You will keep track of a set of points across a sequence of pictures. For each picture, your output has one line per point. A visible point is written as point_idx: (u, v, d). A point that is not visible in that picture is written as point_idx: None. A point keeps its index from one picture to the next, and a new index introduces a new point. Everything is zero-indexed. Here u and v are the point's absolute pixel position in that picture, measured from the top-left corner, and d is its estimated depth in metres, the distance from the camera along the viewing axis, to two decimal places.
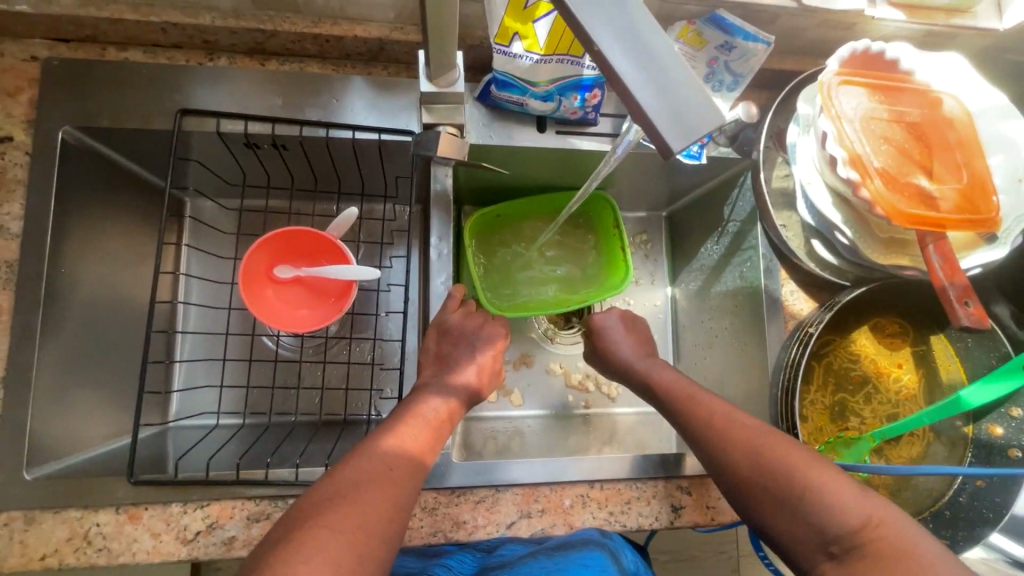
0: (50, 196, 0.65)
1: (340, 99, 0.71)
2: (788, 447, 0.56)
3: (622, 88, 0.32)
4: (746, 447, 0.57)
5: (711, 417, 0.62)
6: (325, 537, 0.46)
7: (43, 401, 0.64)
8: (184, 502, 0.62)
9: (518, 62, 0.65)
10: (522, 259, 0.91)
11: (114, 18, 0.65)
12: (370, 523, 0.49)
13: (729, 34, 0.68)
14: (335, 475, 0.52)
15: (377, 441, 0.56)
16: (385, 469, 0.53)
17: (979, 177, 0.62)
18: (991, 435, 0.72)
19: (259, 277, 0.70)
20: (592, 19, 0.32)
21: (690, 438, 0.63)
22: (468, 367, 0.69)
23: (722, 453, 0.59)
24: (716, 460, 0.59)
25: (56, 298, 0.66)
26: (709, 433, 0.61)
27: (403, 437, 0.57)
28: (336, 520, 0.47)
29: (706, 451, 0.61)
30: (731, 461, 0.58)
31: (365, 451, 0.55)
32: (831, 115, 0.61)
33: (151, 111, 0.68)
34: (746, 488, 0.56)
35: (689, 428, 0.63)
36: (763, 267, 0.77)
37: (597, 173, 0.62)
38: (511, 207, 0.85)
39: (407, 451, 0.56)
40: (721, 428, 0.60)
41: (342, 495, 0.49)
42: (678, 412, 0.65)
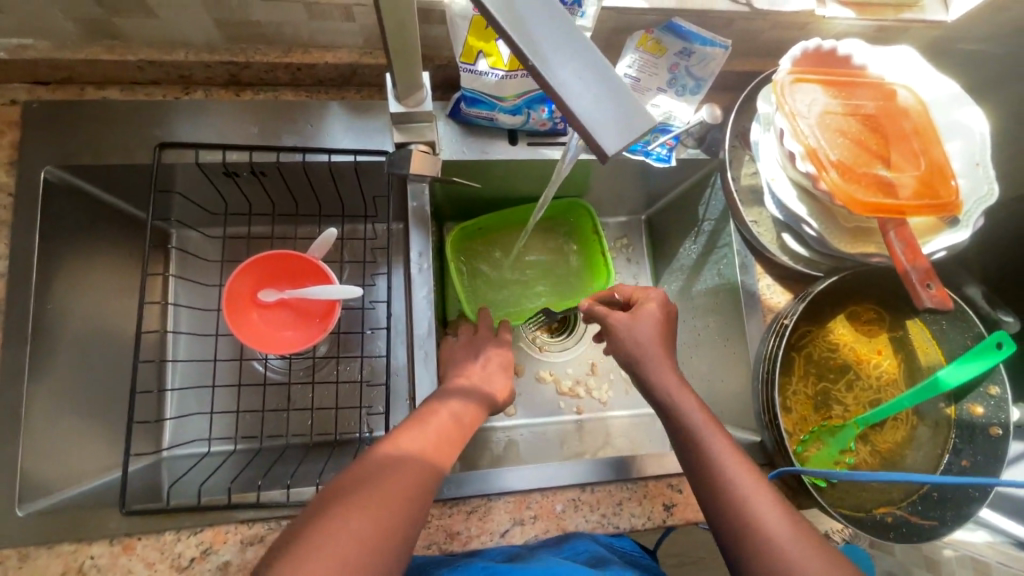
0: (33, 235, 0.66)
1: (316, 124, 0.73)
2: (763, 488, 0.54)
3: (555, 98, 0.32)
4: (766, 515, 0.52)
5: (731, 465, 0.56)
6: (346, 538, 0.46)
7: (33, 438, 0.64)
8: (177, 530, 0.62)
9: (484, 79, 0.67)
10: (511, 274, 0.93)
11: (90, 60, 0.67)
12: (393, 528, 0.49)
13: (687, 41, 0.72)
14: (363, 479, 0.51)
15: (408, 447, 0.56)
16: (411, 482, 0.53)
17: (935, 163, 0.64)
18: (973, 415, 0.73)
19: (244, 300, 0.71)
20: (524, 31, 0.33)
21: (701, 476, 0.57)
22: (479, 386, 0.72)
23: (733, 510, 0.53)
24: (720, 511, 0.54)
25: (43, 334, 0.67)
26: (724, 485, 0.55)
27: (433, 445, 0.58)
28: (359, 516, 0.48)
29: (715, 501, 0.55)
30: (737, 520, 0.53)
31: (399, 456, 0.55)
32: (786, 113, 0.63)
33: (132, 146, 0.69)
34: (734, 541, 0.52)
35: (702, 469, 0.57)
36: (737, 263, 0.79)
37: (554, 177, 0.61)
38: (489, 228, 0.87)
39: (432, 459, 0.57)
40: (745, 484, 0.54)
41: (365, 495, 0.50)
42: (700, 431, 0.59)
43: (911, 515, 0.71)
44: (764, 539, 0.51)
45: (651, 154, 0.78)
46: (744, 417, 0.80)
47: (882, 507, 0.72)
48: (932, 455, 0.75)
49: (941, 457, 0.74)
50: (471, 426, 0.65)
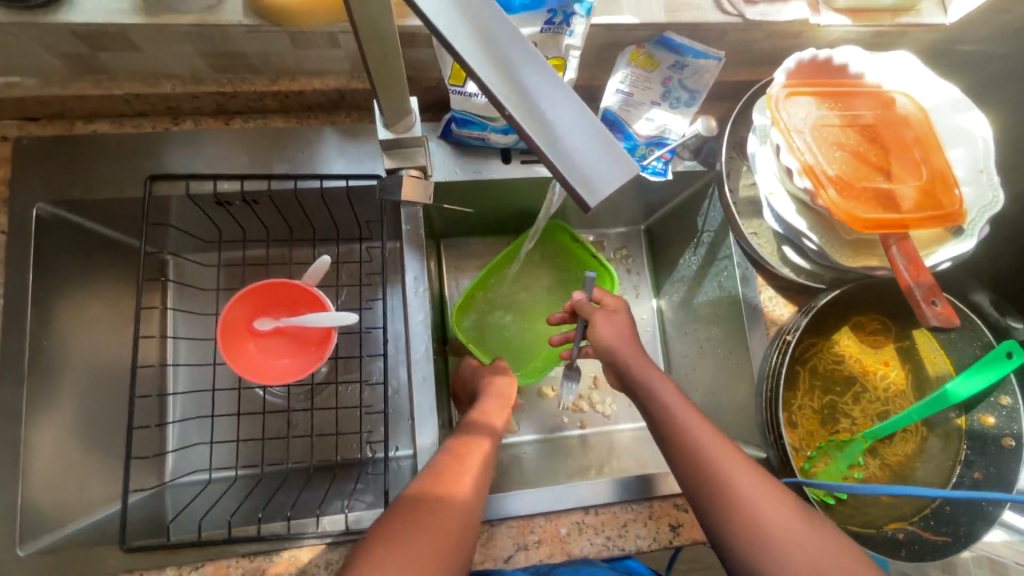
0: (28, 273, 0.66)
1: (308, 151, 0.72)
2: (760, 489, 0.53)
3: (531, 141, 0.31)
4: (773, 521, 0.51)
5: (738, 474, 0.54)
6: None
7: (33, 476, 0.64)
8: (178, 565, 0.62)
9: (473, 101, 0.66)
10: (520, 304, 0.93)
11: (79, 95, 0.67)
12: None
13: (679, 54, 0.71)
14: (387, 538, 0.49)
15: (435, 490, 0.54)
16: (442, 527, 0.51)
17: (938, 171, 0.63)
18: (984, 426, 0.71)
19: (240, 331, 0.71)
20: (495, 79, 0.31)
21: (707, 484, 0.54)
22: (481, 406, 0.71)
23: (729, 512, 0.53)
24: (715, 512, 0.53)
25: (41, 371, 0.67)
26: (731, 493, 0.53)
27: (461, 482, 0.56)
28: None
29: (721, 511, 0.53)
30: (745, 531, 0.51)
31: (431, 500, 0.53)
32: (781, 128, 0.62)
33: (123, 180, 0.69)
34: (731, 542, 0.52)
35: (703, 474, 0.55)
36: (738, 276, 0.78)
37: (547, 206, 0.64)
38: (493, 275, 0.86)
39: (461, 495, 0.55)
40: (745, 485, 0.53)
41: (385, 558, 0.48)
42: (703, 438, 0.57)
43: (923, 531, 0.69)
44: (769, 543, 0.50)
45: (647, 168, 0.76)
46: (749, 433, 0.78)
47: (893, 523, 0.71)
48: (943, 467, 0.73)
49: (953, 469, 0.72)
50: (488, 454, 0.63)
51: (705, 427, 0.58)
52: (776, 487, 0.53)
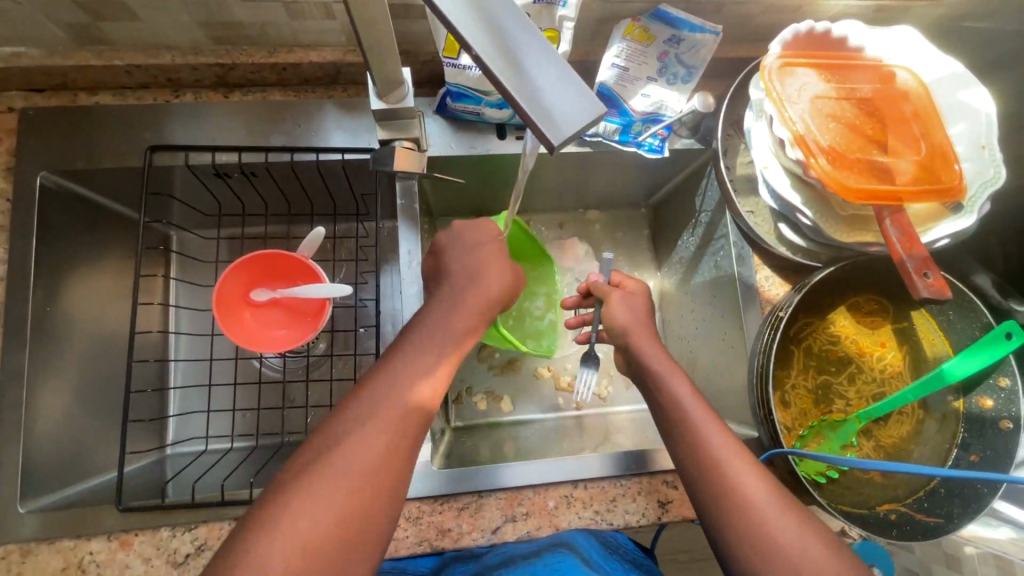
0: (30, 239, 0.67)
1: (305, 124, 0.73)
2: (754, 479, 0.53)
3: (501, 85, 0.31)
4: (766, 511, 0.51)
5: (741, 467, 0.53)
6: (307, 505, 0.45)
7: (34, 437, 0.66)
8: (172, 526, 0.63)
9: (467, 73, 0.67)
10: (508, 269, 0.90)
11: (81, 65, 0.68)
12: (363, 492, 0.47)
13: (675, 27, 0.71)
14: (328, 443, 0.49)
15: (382, 384, 0.53)
16: (383, 423, 0.50)
17: (937, 147, 0.61)
18: (982, 408, 0.70)
19: (236, 301, 0.72)
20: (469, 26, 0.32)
21: (703, 470, 0.54)
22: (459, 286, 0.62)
23: (723, 499, 0.52)
24: (709, 498, 0.53)
25: (44, 336, 0.68)
26: (735, 490, 0.52)
27: (415, 377, 0.54)
28: (328, 483, 0.47)
29: (715, 498, 0.53)
30: (744, 527, 0.51)
31: (372, 398, 0.51)
32: (775, 99, 0.61)
33: (124, 150, 0.70)
34: (722, 529, 0.52)
35: (701, 461, 0.55)
36: (734, 254, 0.77)
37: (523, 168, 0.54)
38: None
39: (411, 391, 0.53)
40: (740, 474, 0.53)
41: (328, 459, 0.48)
42: (710, 433, 0.56)
43: (916, 513, 0.68)
44: (761, 533, 0.50)
45: (642, 145, 0.76)
46: (742, 412, 0.78)
47: (886, 503, 0.70)
48: (939, 450, 0.72)
49: (948, 451, 0.72)
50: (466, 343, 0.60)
51: (712, 420, 0.57)
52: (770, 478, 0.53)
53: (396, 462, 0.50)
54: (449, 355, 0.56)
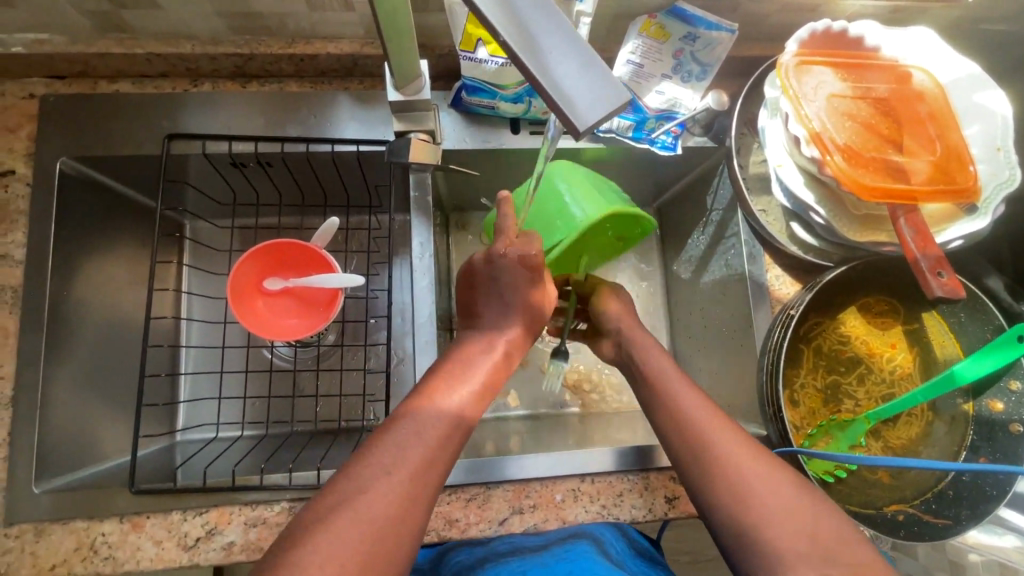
0: (49, 224, 0.68)
1: (320, 115, 0.74)
2: (755, 467, 0.52)
3: (527, 71, 0.32)
4: (769, 499, 0.50)
5: (723, 439, 0.55)
6: (353, 521, 0.44)
7: (49, 419, 0.66)
8: (183, 510, 0.64)
9: (483, 67, 0.67)
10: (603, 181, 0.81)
11: (103, 53, 0.69)
12: (408, 504, 0.47)
13: (692, 25, 0.71)
14: (365, 457, 0.49)
15: (422, 404, 0.54)
16: (426, 440, 0.51)
17: (952, 148, 0.61)
18: (993, 411, 0.70)
19: (249, 289, 0.72)
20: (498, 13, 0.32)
21: (702, 463, 0.54)
22: (500, 317, 0.63)
23: (724, 489, 0.52)
24: (709, 490, 0.53)
25: (60, 320, 0.69)
26: (719, 457, 0.54)
27: (448, 393, 0.56)
28: (370, 498, 0.46)
29: (716, 489, 0.53)
30: (733, 492, 0.52)
31: (412, 417, 0.52)
32: (791, 96, 0.61)
33: (142, 138, 0.71)
34: (726, 520, 0.51)
35: (699, 453, 0.55)
36: (745, 253, 0.77)
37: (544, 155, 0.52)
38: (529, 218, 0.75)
39: (448, 409, 0.54)
40: (739, 463, 0.53)
41: (370, 477, 0.47)
42: (690, 410, 0.58)
43: (924, 514, 0.68)
44: (765, 519, 0.49)
45: (655, 142, 0.77)
46: (749, 411, 0.78)
47: (894, 505, 0.70)
48: (948, 452, 0.72)
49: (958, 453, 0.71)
50: (500, 375, 0.61)
51: (705, 410, 0.58)
52: (770, 464, 0.53)
53: (431, 477, 0.49)
54: (469, 372, 0.58)
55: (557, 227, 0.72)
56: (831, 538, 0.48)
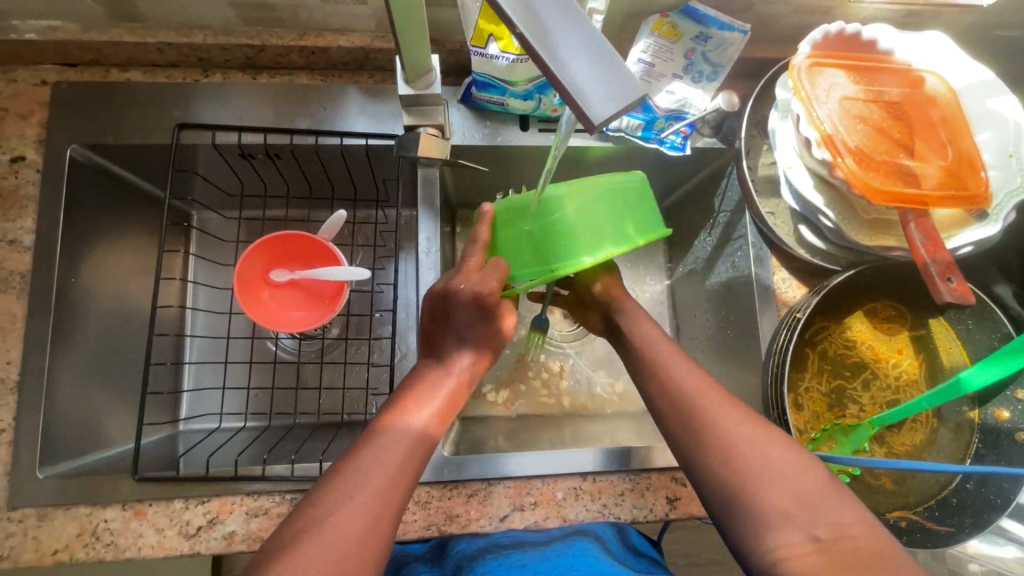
0: (59, 211, 0.69)
1: (329, 108, 0.74)
2: (755, 444, 0.51)
3: (543, 62, 0.32)
4: (770, 474, 0.50)
5: (723, 416, 0.54)
6: (321, 551, 0.46)
7: (54, 405, 0.67)
8: (186, 498, 0.64)
9: (495, 63, 0.67)
10: (632, 187, 0.63)
11: (115, 41, 0.69)
12: (376, 525, 0.49)
13: (704, 25, 0.70)
14: (331, 481, 0.50)
15: (383, 428, 0.55)
16: (387, 463, 0.52)
17: (964, 153, 0.61)
18: (999, 419, 0.70)
19: (255, 280, 0.72)
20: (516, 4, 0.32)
21: (701, 439, 0.53)
22: (454, 346, 0.63)
23: (723, 464, 0.51)
24: (708, 465, 0.52)
25: (67, 306, 0.69)
26: (712, 424, 0.53)
27: (410, 415, 0.57)
28: (336, 525, 0.47)
29: (715, 463, 0.52)
30: (726, 460, 0.51)
31: (375, 440, 0.53)
32: (803, 97, 0.61)
33: (152, 127, 0.71)
34: (724, 497, 0.51)
35: (698, 429, 0.54)
36: (752, 255, 0.77)
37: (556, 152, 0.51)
38: (514, 241, 0.66)
39: (411, 430, 0.55)
40: (739, 437, 0.52)
41: (337, 505, 0.48)
42: (679, 379, 0.57)
43: (927, 521, 0.68)
44: (765, 495, 0.49)
45: (665, 142, 0.77)
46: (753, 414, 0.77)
47: (896, 511, 0.70)
48: (953, 459, 0.72)
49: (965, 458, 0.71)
50: (460, 395, 0.62)
51: (703, 388, 0.57)
52: (772, 439, 0.52)
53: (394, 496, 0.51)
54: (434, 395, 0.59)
55: (539, 262, 0.63)
56: (823, 505, 0.48)
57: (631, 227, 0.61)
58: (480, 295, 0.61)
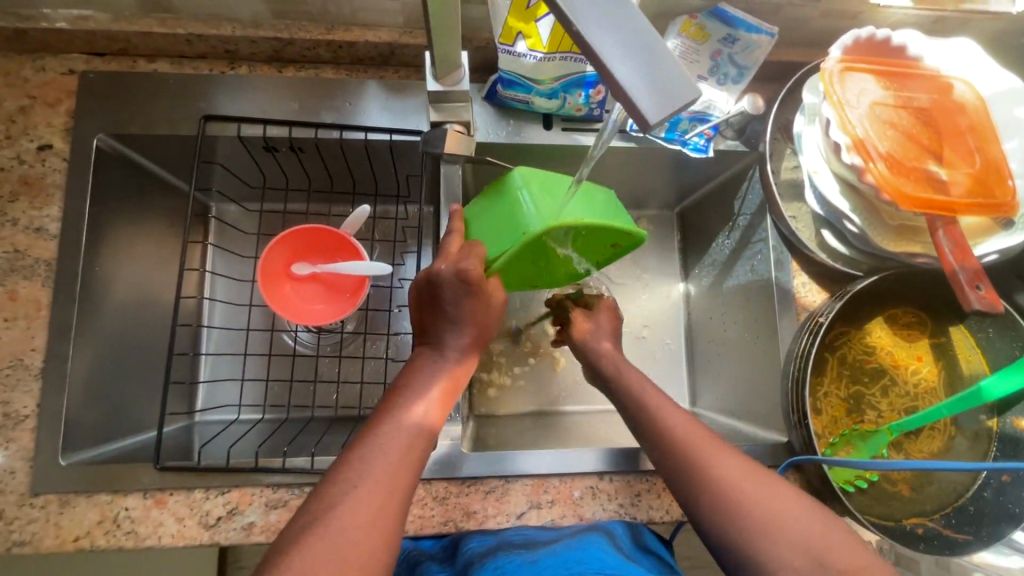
0: (85, 200, 0.69)
1: (355, 103, 0.74)
2: (755, 484, 0.53)
3: (599, 63, 0.32)
4: (771, 513, 0.51)
5: (719, 457, 0.55)
6: (328, 548, 0.46)
7: (77, 393, 0.67)
8: (206, 488, 0.64)
9: (522, 61, 0.66)
10: (598, 193, 0.70)
11: (144, 32, 0.70)
12: (384, 520, 0.49)
13: (732, 27, 0.70)
14: (340, 484, 0.50)
15: (382, 420, 0.55)
16: (389, 460, 0.52)
17: (992, 161, 0.61)
18: (1017, 427, 0.70)
19: (277, 273, 0.73)
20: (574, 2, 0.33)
21: (700, 482, 0.54)
22: (447, 332, 0.61)
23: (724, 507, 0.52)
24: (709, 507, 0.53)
25: (91, 295, 0.69)
26: (708, 469, 0.54)
27: (412, 405, 0.56)
28: (343, 520, 0.47)
29: (716, 505, 0.53)
30: (725, 505, 0.52)
31: (374, 434, 0.53)
32: (834, 102, 0.61)
33: (179, 118, 0.72)
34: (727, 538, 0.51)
35: (696, 473, 0.55)
36: (773, 259, 0.76)
37: (592, 156, 0.52)
38: (482, 224, 0.69)
39: (413, 422, 0.55)
40: (737, 478, 0.54)
41: (342, 500, 0.49)
42: (677, 423, 0.59)
43: (944, 528, 0.68)
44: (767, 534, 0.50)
45: (688, 143, 0.77)
46: (769, 418, 0.77)
47: (914, 518, 0.69)
48: None
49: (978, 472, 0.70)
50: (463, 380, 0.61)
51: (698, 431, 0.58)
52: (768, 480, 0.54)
53: (400, 488, 0.51)
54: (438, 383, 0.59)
55: (508, 233, 0.66)
56: (827, 544, 0.50)
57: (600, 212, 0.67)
58: (465, 273, 0.60)
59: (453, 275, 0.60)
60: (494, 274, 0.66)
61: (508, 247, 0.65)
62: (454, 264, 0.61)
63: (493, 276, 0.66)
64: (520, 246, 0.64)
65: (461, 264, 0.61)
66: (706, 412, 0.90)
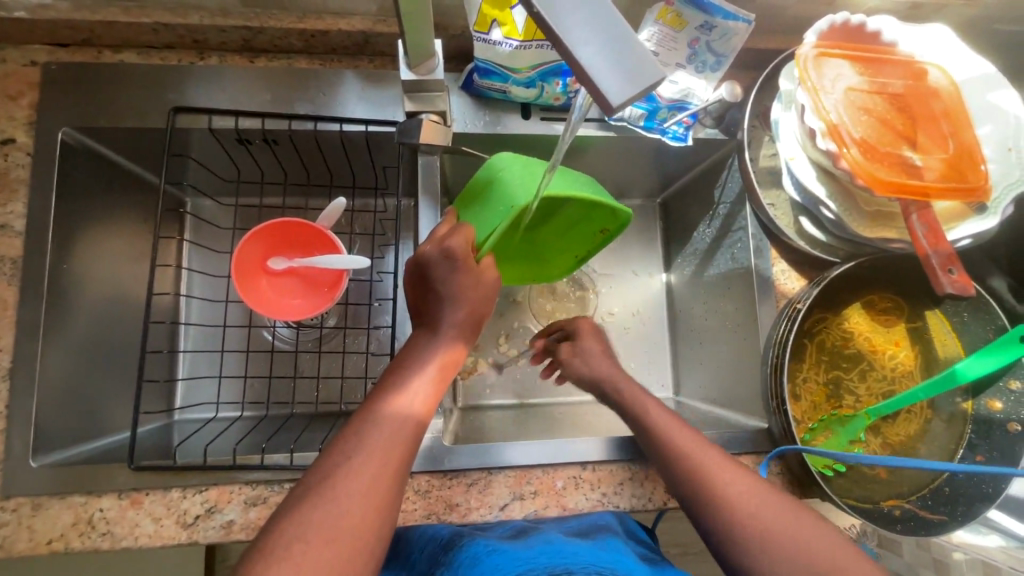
0: (52, 196, 0.67)
1: (329, 93, 0.72)
2: (759, 498, 0.54)
3: (560, 45, 0.32)
4: (774, 525, 0.52)
5: (727, 471, 0.56)
6: (311, 540, 0.45)
7: (47, 394, 0.65)
8: (183, 487, 0.63)
9: (498, 49, 0.65)
10: (577, 175, 0.70)
11: (107, 21, 0.68)
12: (371, 514, 0.48)
13: (709, 14, 0.69)
14: (321, 475, 0.49)
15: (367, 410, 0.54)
16: (375, 450, 0.50)
17: (966, 147, 0.61)
18: (991, 410, 0.71)
19: (253, 269, 0.71)
20: None
21: (709, 497, 0.55)
22: (425, 323, 0.60)
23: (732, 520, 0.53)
24: (715, 519, 0.54)
25: (61, 294, 0.68)
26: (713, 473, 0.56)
27: (401, 395, 0.55)
28: (332, 501, 0.47)
29: (724, 518, 0.53)
30: (700, 506, 0.55)
31: (362, 421, 0.53)
32: (808, 87, 0.61)
33: (149, 109, 0.70)
34: (734, 549, 0.52)
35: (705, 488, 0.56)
36: (752, 246, 0.77)
37: (558, 146, 0.50)
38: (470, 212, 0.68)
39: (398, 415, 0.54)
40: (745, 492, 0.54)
41: (329, 482, 0.48)
42: (685, 437, 0.60)
43: (920, 509, 0.69)
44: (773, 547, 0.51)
45: (667, 132, 0.77)
46: (750, 404, 0.78)
47: (890, 500, 0.70)
48: (945, 449, 0.73)
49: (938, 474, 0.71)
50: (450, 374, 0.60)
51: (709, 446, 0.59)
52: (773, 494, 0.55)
53: (388, 479, 0.50)
54: (430, 370, 0.58)
55: (495, 214, 0.65)
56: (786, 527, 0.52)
57: (580, 184, 0.68)
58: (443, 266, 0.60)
59: (438, 253, 0.60)
60: (485, 255, 0.64)
61: (497, 224, 0.64)
62: (439, 243, 0.60)
63: (485, 256, 0.64)
64: (509, 221, 0.63)
65: (440, 246, 0.60)
66: (689, 400, 0.90)
